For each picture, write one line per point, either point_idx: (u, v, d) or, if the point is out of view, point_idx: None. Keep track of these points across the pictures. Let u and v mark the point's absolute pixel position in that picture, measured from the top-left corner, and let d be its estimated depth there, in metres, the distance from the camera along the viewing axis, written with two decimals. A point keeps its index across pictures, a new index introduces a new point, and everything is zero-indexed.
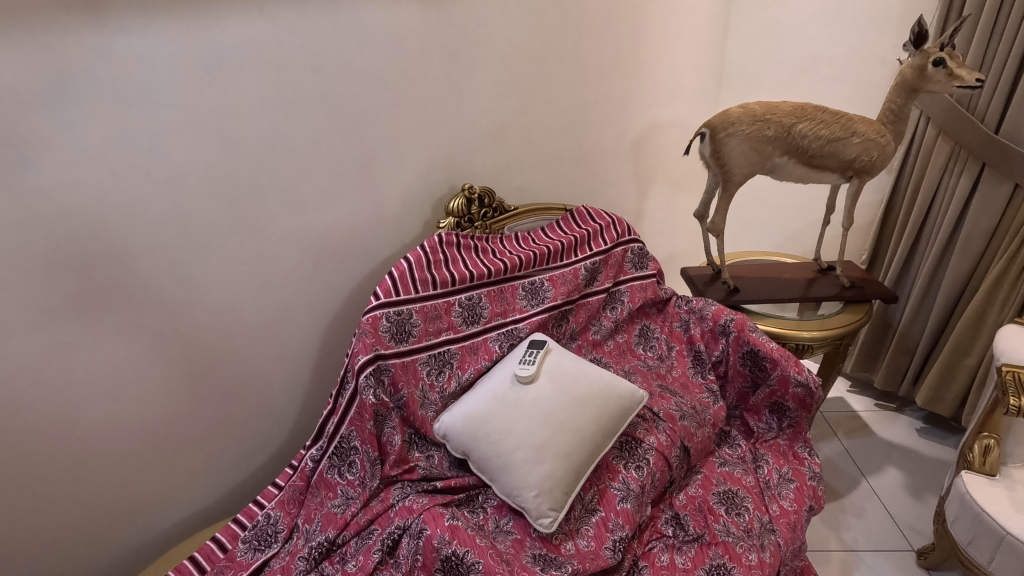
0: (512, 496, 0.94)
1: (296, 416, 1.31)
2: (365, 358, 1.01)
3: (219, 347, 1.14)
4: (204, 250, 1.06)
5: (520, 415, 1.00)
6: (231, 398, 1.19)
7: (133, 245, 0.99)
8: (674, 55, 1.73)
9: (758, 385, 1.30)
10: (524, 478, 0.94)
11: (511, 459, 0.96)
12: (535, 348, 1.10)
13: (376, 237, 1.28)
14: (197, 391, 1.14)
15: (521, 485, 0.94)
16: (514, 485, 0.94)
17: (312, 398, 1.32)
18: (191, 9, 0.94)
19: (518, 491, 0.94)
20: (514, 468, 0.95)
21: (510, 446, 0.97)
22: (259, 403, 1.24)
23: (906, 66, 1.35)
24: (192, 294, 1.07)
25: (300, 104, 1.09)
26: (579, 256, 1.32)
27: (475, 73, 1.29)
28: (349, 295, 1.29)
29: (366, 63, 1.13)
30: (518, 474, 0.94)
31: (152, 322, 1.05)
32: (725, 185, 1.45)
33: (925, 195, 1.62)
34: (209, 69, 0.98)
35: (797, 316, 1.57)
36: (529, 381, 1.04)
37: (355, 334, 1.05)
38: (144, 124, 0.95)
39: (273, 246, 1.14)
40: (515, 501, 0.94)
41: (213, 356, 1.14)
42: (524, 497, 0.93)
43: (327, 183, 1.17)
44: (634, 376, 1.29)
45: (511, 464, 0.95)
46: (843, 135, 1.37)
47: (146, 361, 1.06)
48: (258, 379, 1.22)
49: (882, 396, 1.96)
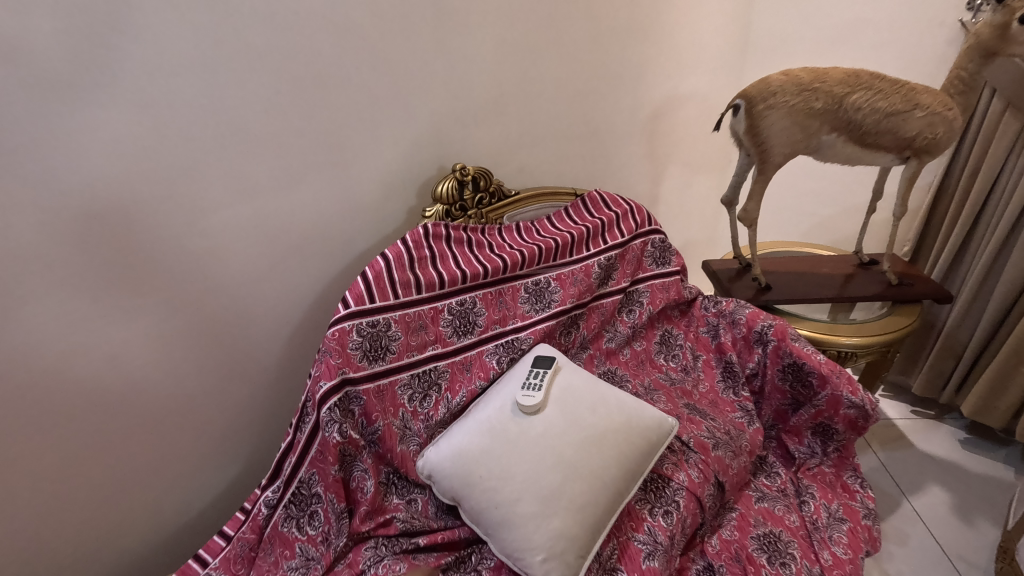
0: (510, 557, 0.76)
1: (254, 438, 1.12)
2: (328, 385, 0.80)
3: (156, 361, 0.95)
4: (130, 247, 0.86)
5: (523, 453, 0.80)
6: (172, 421, 1.00)
7: (28, 239, 0.78)
8: (697, 17, 1.51)
9: (800, 403, 1.12)
10: (525, 537, 0.75)
11: (509, 511, 0.77)
12: (539, 367, 0.90)
13: (348, 228, 1.07)
14: (130, 416, 0.95)
15: (521, 544, 0.75)
16: (514, 544, 0.75)
17: (273, 418, 1.13)
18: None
19: (517, 551, 0.75)
20: (512, 525, 0.76)
21: (510, 494, 0.77)
22: (208, 425, 1.05)
23: (983, 26, 1.13)
24: (117, 300, 0.88)
25: (247, 64, 0.87)
26: (591, 250, 1.12)
27: (470, 29, 1.07)
28: (316, 298, 1.08)
29: (333, 12, 0.91)
30: (517, 531, 0.75)
31: (65, 336, 0.85)
32: (761, 166, 1.23)
33: (985, 179, 1.42)
34: (122, 15, 0.76)
35: (829, 318, 1.38)
36: (535, 412, 0.84)
37: (317, 353, 0.83)
38: (33, 85, 0.73)
39: (219, 241, 0.94)
40: (514, 563, 0.75)
41: (146, 372, 0.94)
42: (526, 557, 0.74)
43: (286, 164, 0.96)
44: (657, 395, 1.09)
45: (510, 518, 0.76)
46: (904, 108, 1.16)
47: (60, 383, 0.87)
48: (205, 398, 1.03)
49: (918, 401, 1.77)
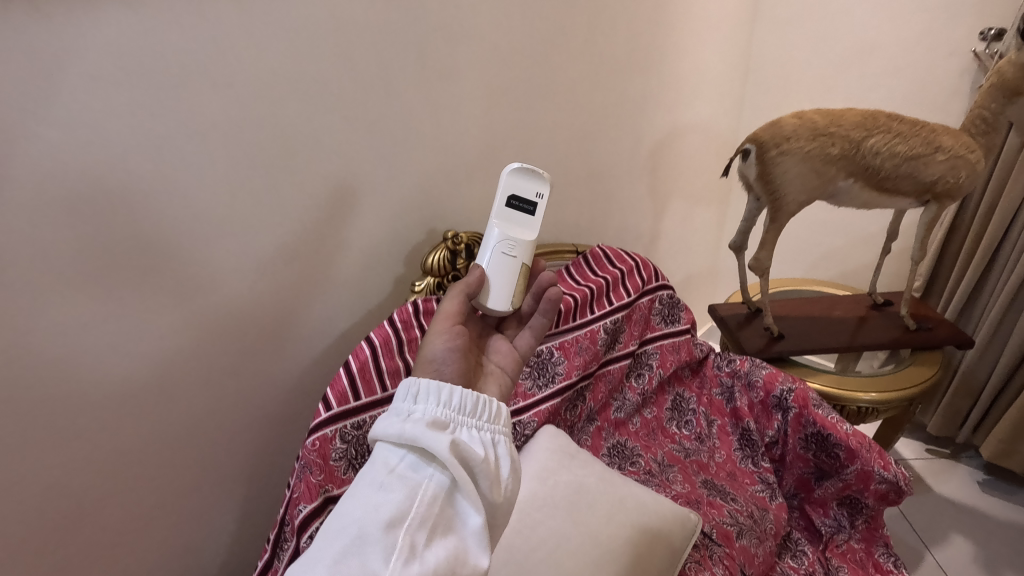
0: (392, 520, 0.50)
1: (230, 552, 0.94)
2: (308, 508, 0.71)
3: (111, 490, 0.76)
4: (61, 366, 0.67)
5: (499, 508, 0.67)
6: (127, 552, 0.81)
7: None
8: (696, 47, 1.44)
9: (825, 474, 1.03)
10: (439, 417, 0.59)
11: (480, 414, 0.62)
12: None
13: (332, 306, 0.94)
14: (69, 564, 0.75)
15: (411, 430, 0.56)
16: (407, 399, 0.60)
17: (249, 530, 0.96)
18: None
19: (400, 462, 0.55)
20: (458, 431, 0.59)
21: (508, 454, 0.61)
22: (172, 548, 0.86)
23: (1007, 64, 1.06)
24: (45, 433, 0.68)
25: (209, 134, 0.71)
26: (595, 313, 1.04)
27: (463, 78, 0.98)
28: (297, 385, 0.93)
29: (308, 70, 0.78)
30: (431, 395, 0.61)
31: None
32: (774, 214, 1.15)
33: (999, 219, 1.33)
34: (37, 84, 0.58)
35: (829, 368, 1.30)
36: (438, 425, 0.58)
37: (295, 467, 0.73)
38: None
39: (187, 339, 0.77)
40: (405, 529, 0.49)
41: (97, 505, 0.75)
42: (450, 362, 0.70)
43: (262, 242, 0.81)
44: (672, 473, 1.00)
45: (454, 405, 0.61)
46: (925, 152, 1.08)
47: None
48: (170, 517, 0.84)
49: (931, 438, 1.71)
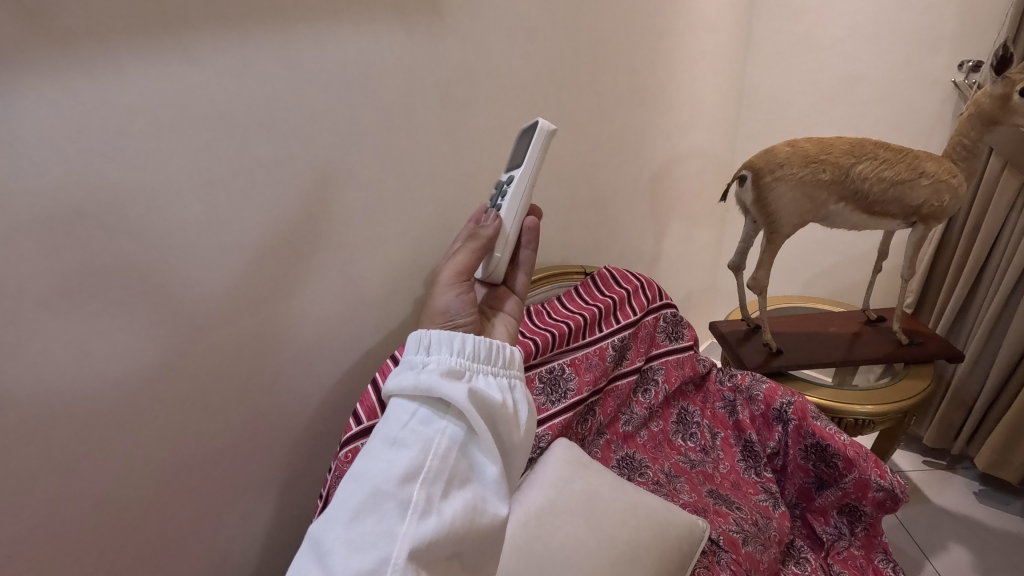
0: (410, 472, 0.56)
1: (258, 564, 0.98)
2: None
3: (154, 504, 0.81)
4: (118, 386, 0.73)
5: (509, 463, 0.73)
6: (165, 563, 0.85)
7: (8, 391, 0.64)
8: (692, 79, 1.52)
9: (825, 483, 1.07)
10: (453, 366, 0.63)
11: (495, 360, 0.67)
12: (504, 181, 0.83)
13: (356, 327, 0.99)
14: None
15: (426, 380, 0.61)
16: (421, 350, 0.65)
17: (275, 542, 1.00)
18: (74, 41, 0.61)
19: (412, 417, 0.61)
20: (474, 378, 0.64)
21: (523, 396, 0.67)
22: (205, 560, 0.90)
23: (984, 95, 1.13)
24: (96, 450, 0.73)
25: (250, 170, 0.78)
26: (604, 331, 1.10)
27: (477, 114, 1.05)
28: (323, 403, 0.99)
29: (337, 109, 0.85)
30: (443, 345, 0.65)
31: (52, 499, 0.71)
32: (770, 236, 1.21)
33: (985, 237, 1.40)
34: (110, 134, 0.66)
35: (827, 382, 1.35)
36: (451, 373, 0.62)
37: (331, 473, 0.84)
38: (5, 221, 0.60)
39: (225, 359, 0.83)
40: (423, 479, 0.55)
41: (140, 517, 0.80)
42: (462, 311, 0.73)
43: (294, 268, 0.87)
44: (679, 483, 1.05)
45: (469, 352, 0.65)
46: (910, 177, 1.15)
47: (19, 561, 0.70)
48: (204, 529, 0.88)
49: (929, 450, 1.76)
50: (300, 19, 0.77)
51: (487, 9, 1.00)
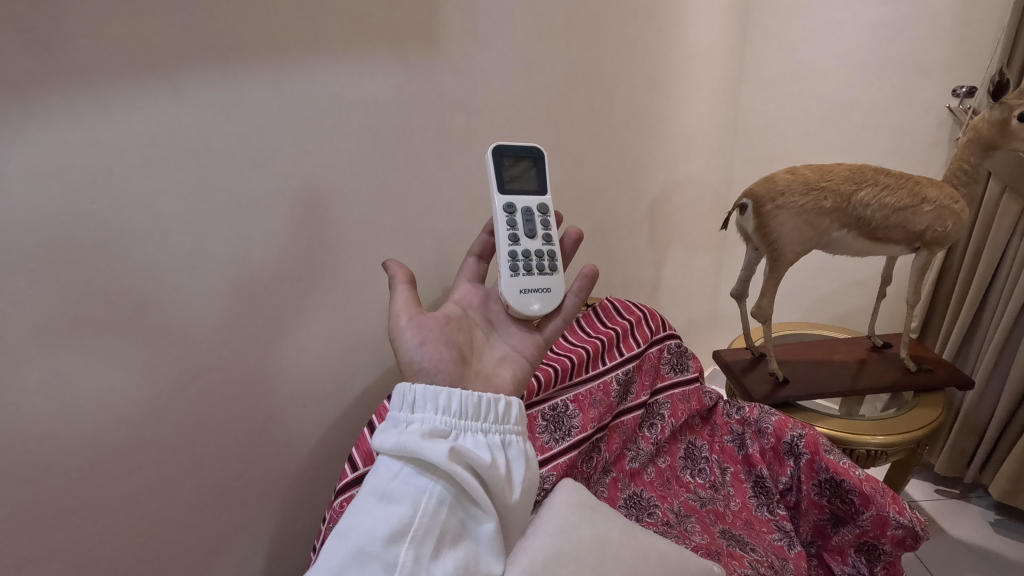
0: (397, 531, 0.58)
1: None
2: None
3: (138, 558, 0.76)
4: (104, 435, 0.69)
5: (518, 511, 0.70)
6: None
7: None
8: (688, 107, 1.53)
9: (841, 520, 1.02)
10: (437, 426, 0.65)
11: (483, 417, 0.69)
12: (532, 207, 0.81)
13: (354, 366, 0.96)
14: None
15: (410, 439, 0.63)
16: (405, 407, 0.67)
17: None
18: (62, 78, 0.59)
19: (398, 472, 0.63)
20: (460, 438, 0.67)
21: (514, 453, 0.70)
22: None
23: (983, 120, 1.13)
24: (80, 502, 0.69)
25: (244, 207, 0.76)
26: (607, 365, 1.07)
27: (475, 147, 1.04)
28: (318, 445, 0.95)
29: (334, 146, 0.83)
30: (429, 402, 0.67)
31: (29, 557, 0.66)
32: (773, 263, 1.20)
33: (988, 261, 1.38)
34: (101, 174, 0.64)
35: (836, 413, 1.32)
36: (436, 434, 0.65)
37: (326, 522, 0.79)
38: None
39: (215, 403, 0.79)
40: (412, 537, 0.58)
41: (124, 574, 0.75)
42: (425, 353, 0.71)
43: (290, 308, 0.84)
44: (689, 523, 1.01)
45: (455, 410, 0.67)
46: (912, 203, 1.14)
47: None
48: None
49: (941, 478, 1.72)
50: (296, 55, 0.76)
51: (484, 43, 0.99)
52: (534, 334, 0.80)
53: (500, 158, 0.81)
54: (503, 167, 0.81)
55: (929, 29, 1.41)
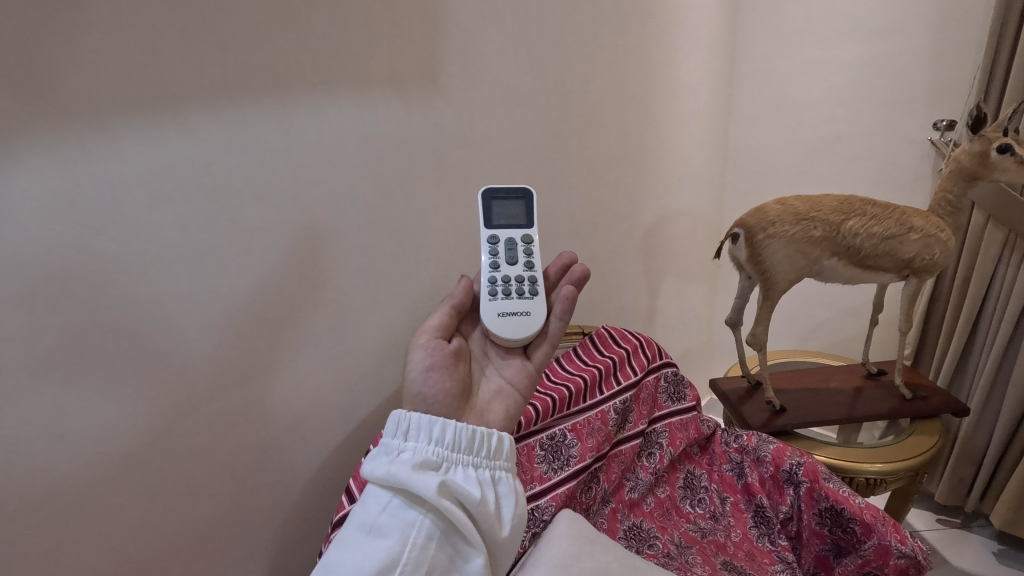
0: (386, 565, 0.58)
1: None
2: None
3: None
4: (101, 468, 0.68)
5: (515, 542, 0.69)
6: None
7: None
8: (679, 140, 1.58)
9: (843, 550, 1.01)
10: (428, 458, 0.66)
11: (476, 450, 0.69)
12: (516, 238, 0.83)
13: (352, 396, 0.96)
14: None
15: (400, 471, 0.63)
16: (398, 436, 0.67)
17: None
18: (74, 114, 0.61)
19: (387, 505, 0.63)
20: (451, 471, 0.67)
21: (504, 489, 0.69)
22: None
23: (963, 153, 1.17)
24: (74, 538, 0.68)
25: (245, 238, 0.77)
26: (605, 394, 1.07)
27: (472, 178, 1.06)
28: (315, 476, 0.94)
29: (335, 179, 0.86)
30: (421, 432, 0.67)
31: None
32: (766, 291, 1.21)
33: (976, 288, 1.41)
34: (109, 208, 0.65)
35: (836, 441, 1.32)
36: (426, 467, 0.65)
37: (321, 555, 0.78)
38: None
39: (212, 435, 0.79)
40: (400, 573, 0.58)
41: None
42: (429, 382, 0.73)
43: (289, 337, 0.85)
44: (691, 554, 0.99)
45: (448, 442, 0.67)
46: (900, 232, 1.16)
47: None
48: None
49: (942, 508, 1.71)
50: (300, 93, 0.79)
51: (482, 79, 1.03)
52: (525, 364, 0.80)
53: (489, 200, 0.83)
54: (491, 206, 0.84)
55: (906, 65, 1.47)
